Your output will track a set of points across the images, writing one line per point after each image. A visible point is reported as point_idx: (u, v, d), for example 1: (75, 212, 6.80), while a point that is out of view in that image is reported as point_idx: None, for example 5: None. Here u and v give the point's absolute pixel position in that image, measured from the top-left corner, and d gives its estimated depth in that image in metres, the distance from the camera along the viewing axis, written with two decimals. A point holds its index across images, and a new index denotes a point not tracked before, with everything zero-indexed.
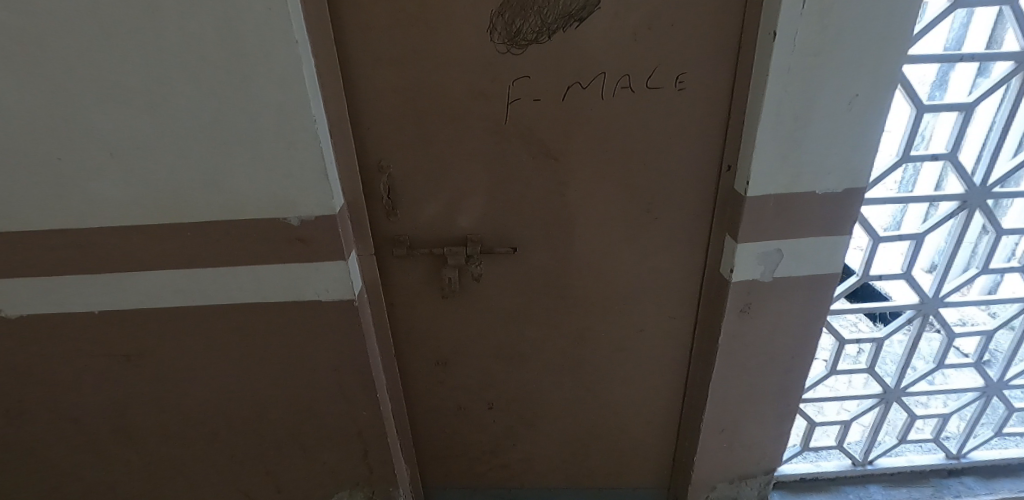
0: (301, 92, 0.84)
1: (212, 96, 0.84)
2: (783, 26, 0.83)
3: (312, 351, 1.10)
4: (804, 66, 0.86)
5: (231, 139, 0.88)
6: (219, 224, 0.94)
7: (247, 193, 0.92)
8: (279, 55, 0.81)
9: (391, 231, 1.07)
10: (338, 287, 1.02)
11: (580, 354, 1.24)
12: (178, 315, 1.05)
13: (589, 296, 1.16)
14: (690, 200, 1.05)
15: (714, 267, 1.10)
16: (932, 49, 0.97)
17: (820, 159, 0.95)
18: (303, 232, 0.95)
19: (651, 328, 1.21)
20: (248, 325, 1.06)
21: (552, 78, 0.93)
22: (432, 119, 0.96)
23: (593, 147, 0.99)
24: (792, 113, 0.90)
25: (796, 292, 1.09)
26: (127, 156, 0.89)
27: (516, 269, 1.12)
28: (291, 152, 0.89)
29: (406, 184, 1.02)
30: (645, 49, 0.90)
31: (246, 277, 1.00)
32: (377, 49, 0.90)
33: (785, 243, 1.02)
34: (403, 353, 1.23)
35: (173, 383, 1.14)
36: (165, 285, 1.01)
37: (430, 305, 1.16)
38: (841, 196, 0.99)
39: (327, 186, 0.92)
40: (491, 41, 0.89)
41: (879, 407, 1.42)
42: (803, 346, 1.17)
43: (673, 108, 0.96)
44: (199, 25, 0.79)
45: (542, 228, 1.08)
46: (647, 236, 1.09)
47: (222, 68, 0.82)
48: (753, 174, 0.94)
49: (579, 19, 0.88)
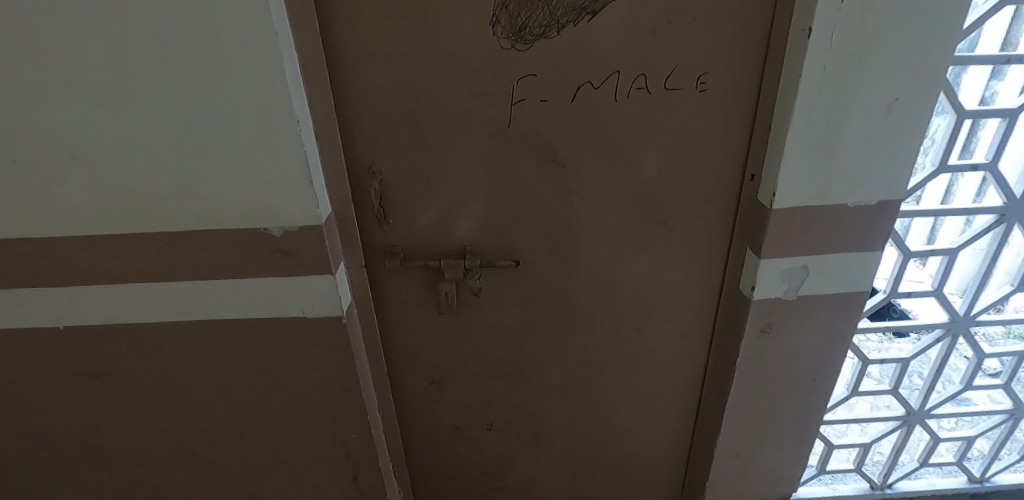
0: (283, 91, 0.76)
1: (185, 95, 0.76)
2: (821, 22, 0.74)
3: (296, 370, 1.02)
4: (841, 69, 0.78)
5: (204, 141, 0.79)
6: (195, 235, 0.86)
7: (224, 200, 0.83)
8: (259, 49, 0.72)
9: (383, 242, 0.98)
10: (326, 302, 0.93)
11: (587, 374, 1.15)
12: (152, 332, 0.96)
13: (596, 313, 1.08)
14: (709, 211, 0.97)
15: (732, 284, 1.02)
16: (965, 52, 0.89)
17: (852, 170, 0.86)
18: (286, 244, 0.87)
19: (664, 347, 1.12)
20: (227, 343, 0.98)
21: (560, 76, 0.84)
22: (428, 120, 0.87)
23: (604, 152, 0.91)
24: (825, 118, 0.82)
25: (819, 311, 1.01)
26: (91, 159, 0.80)
27: (520, 285, 1.03)
28: (272, 156, 0.80)
29: (400, 192, 0.94)
30: (664, 46, 0.82)
31: (226, 291, 0.92)
32: (366, 43, 0.81)
33: (811, 259, 0.94)
34: (396, 371, 1.14)
35: (147, 403, 1.05)
36: (138, 299, 0.92)
37: (424, 322, 1.07)
38: (875, 209, 0.91)
39: (313, 193, 0.83)
40: (494, 35, 0.80)
41: (901, 430, 1.34)
42: (827, 367, 1.08)
43: (691, 111, 0.87)
44: (169, 14, 0.70)
45: (547, 239, 0.99)
46: (661, 249, 1.00)
47: (196, 63, 0.73)
48: (779, 185, 0.86)
49: (591, 12, 0.79)
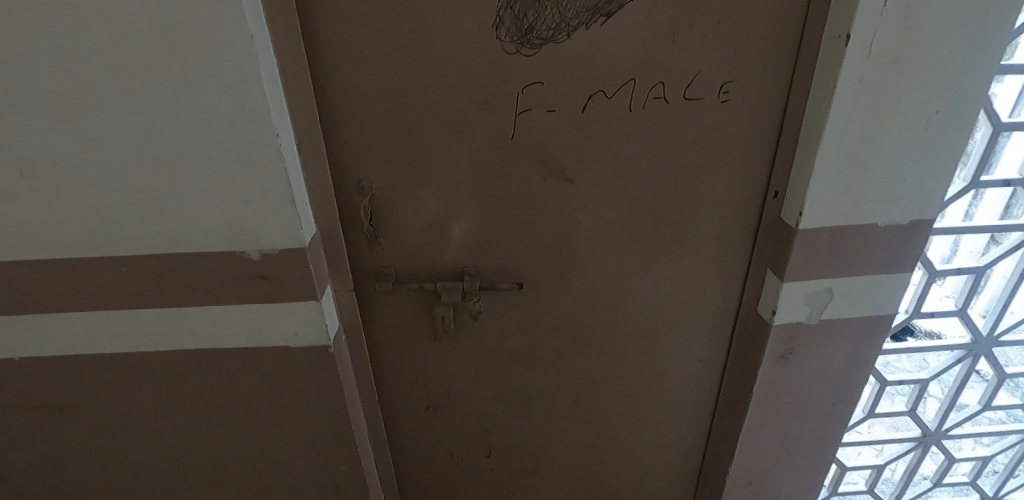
0: (260, 101, 0.67)
1: (148, 104, 0.67)
2: (860, 27, 0.67)
3: (279, 401, 0.93)
4: (879, 79, 0.71)
5: (171, 156, 0.70)
6: (164, 259, 0.77)
7: (196, 221, 0.75)
8: (231, 54, 0.64)
9: (373, 262, 0.90)
10: (311, 330, 0.85)
11: (593, 399, 1.08)
12: (118, 363, 0.87)
13: (604, 337, 1.00)
14: (727, 230, 0.89)
15: (750, 307, 0.95)
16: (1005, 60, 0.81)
17: (884, 189, 0.80)
18: (266, 268, 0.79)
19: (675, 372, 1.04)
20: (203, 374, 0.89)
21: (570, 84, 0.76)
22: (423, 132, 0.79)
23: (616, 167, 0.83)
24: (859, 133, 0.75)
25: (842, 335, 0.95)
26: (42, 177, 0.71)
27: (522, 308, 0.96)
28: (249, 173, 0.71)
29: (392, 210, 0.85)
30: (685, 52, 0.74)
31: (200, 319, 0.83)
32: (354, 46, 0.72)
33: (837, 282, 0.88)
34: (388, 399, 1.06)
35: (115, 438, 0.96)
36: (101, 327, 0.83)
37: (418, 347, 0.99)
38: (907, 229, 0.84)
39: (295, 214, 0.75)
40: (498, 38, 0.72)
41: (916, 452, 1.29)
42: (848, 394, 1.02)
43: (713, 123, 0.80)
44: (127, 13, 0.61)
45: (552, 260, 0.91)
46: (675, 270, 0.93)
47: (159, 69, 0.64)
48: (807, 204, 0.79)
49: (605, 14, 0.71)
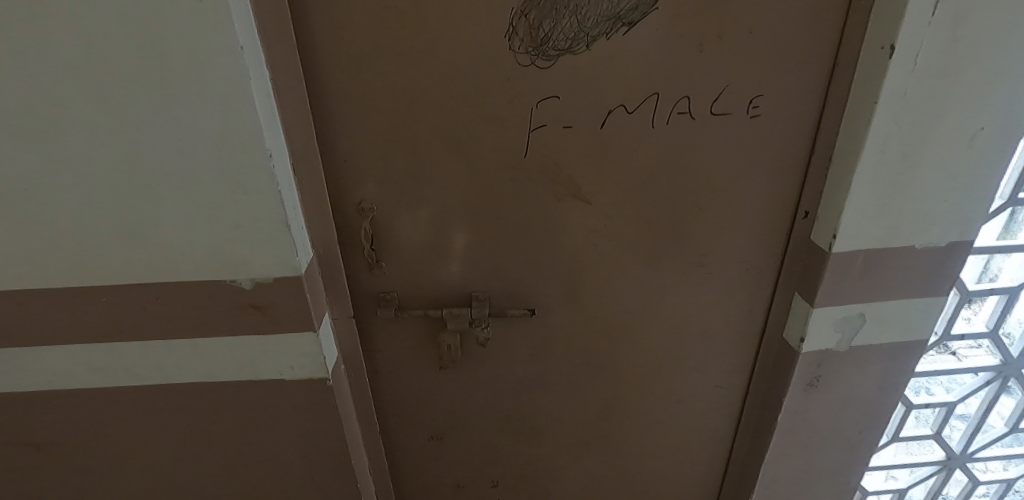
0: (250, 119, 0.61)
1: (127, 123, 0.60)
2: (906, 38, 0.61)
3: (273, 436, 0.87)
4: (922, 95, 0.65)
5: (153, 178, 0.64)
6: (147, 289, 0.71)
7: (182, 248, 0.69)
8: (218, 68, 0.57)
9: (374, 288, 0.84)
10: (307, 362, 0.79)
11: (606, 427, 1.02)
12: (99, 398, 0.81)
13: (619, 363, 0.94)
14: (752, 252, 0.84)
15: (775, 331, 0.89)
16: None
17: (923, 209, 0.74)
18: (258, 297, 0.72)
19: (694, 398, 0.99)
20: (190, 408, 0.83)
21: (588, 98, 0.70)
22: (429, 150, 0.73)
23: (635, 186, 0.77)
24: (900, 151, 0.69)
25: (872, 361, 0.89)
26: (11, 201, 0.64)
27: (533, 334, 0.90)
28: (239, 197, 0.65)
29: (394, 232, 0.79)
30: (713, 64, 0.68)
31: (187, 352, 0.77)
32: (353, 58, 0.66)
33: (869, 307, 0.82)
34: (390, 429, 1.00)
35: (97, 476, 0.89)
36: (79, 361, 0.77)
37: (422, 375, 0.93)
38: (946, 251, 0.79)
39: (290, 240, 0.69)
40: (510, 49, 0.66)
41: (940, 475, 1.23)
42: (876, 421, 0.96)
43: (740, 140, 0.74)
44: (102, 24, 0.55)
45: (565, 283, 0.85)
46: (696, 294, 0.87)
47: (139, 85, 0.58)
48: (842, 227, 0.74)
49: (628, 23, 0.65)
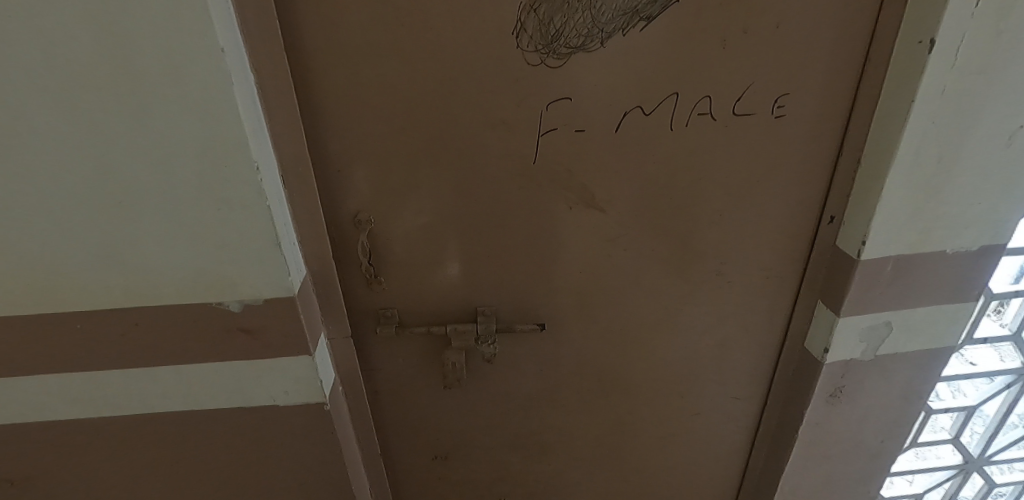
0: (235, 130, 0.55)
1: (96, 136, 0.54)
2: (947, 32, 0.57)
3: (268, 464, 0.81)
4: (961, 92, 0.61)
5: (128, 196, 0.58)
6: (127, 314, 0.65)
7: (163, 270, 0.63)
8: (197, 74, 0.51)
9: (373, 304, 0.79)
10: (303, 387, 0.73)
11: (618, 442, 0.97)
12: (78, 431, 0.75)
13: (632, 377, 0.90)
14: (774, 259, 0.79)
15: (796, 341, 0.85)
16: None
17: (957, 213, 0.70)
18: (248, 321, 0.67)
19: (710, 411, 0.94)
20: (178, 438, 0.77)
21: (602, 99, 0.65)
22: (431, 157, 0.67)
23: (651, 192, 0.72)
24: (936, 152, 0.65)
25: (897, 370, 0.85)
26: None
27: (542, 349, 0.85)
28: (224, 214, 0.59)
29: (394, 245, 0.74)
30: (736, 61, 0.63)
31: (172, 380, 0.71)
32: (347, 59, 0.60)
33: (897, 314, 0.78)
34: (391, 449, 0.94)
35: None
36: (55, 393, 0.71)
37: (425, 394, 0.88)
38: (978, 255, 0.74)
39: (282, 259, 0.63)
40: (518, 48, 0.61)
41: (956, 478, 1.20)
42: (898, 430, 0.93)
43: (763, 142, 0.69)
44: (63, 26, 0.48)
45: (576, 295, 0.80)
46: (714, 304, 0.83)
47: (109, 93, 0.52)
48: (872, 233, 0.69)
49: (646, 17, 0.60)
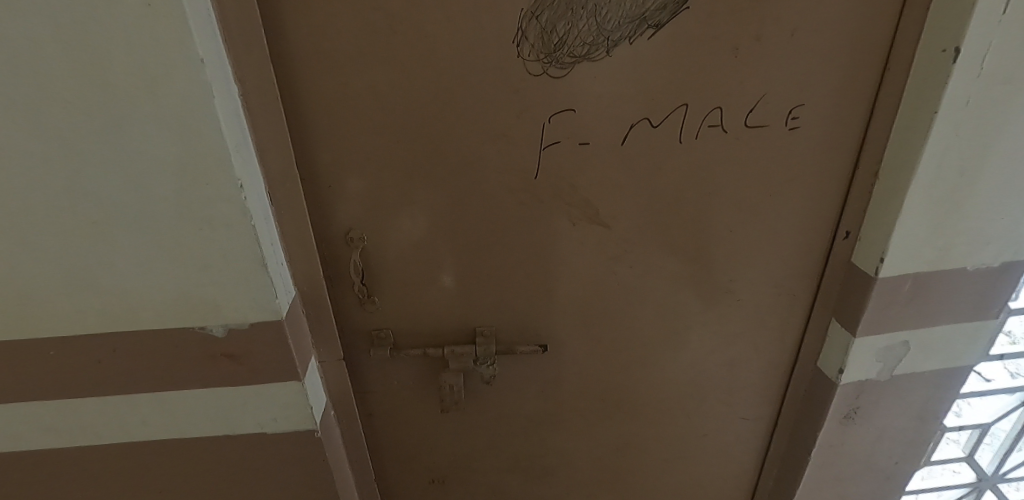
0: (216, 145, 0.51)
1: (65, 152, 0.50)
2: (973, 40, 0.54)
3: (255, 493, 0.77)
4: (985, 103, 0.58)
5: (102, 215, 0.54)
6: (104, 339, 0.61)
7: (140, 293, 0.59)
8: (174, 86, 0.48)
9: (366, 325, 0.75)
10: (292, 414, 0.69)
11: (623, 464, 0.93)
12: (52, 461, 0.70)
13: (637, 397, 0.86)
14: (785, 276, 0.76)
15: (808, 360, 0.82)
16: None
17: (979, 229, 0.67)
18: (233, 346, 0.63)
19: (718, 431, 0.91)
20: (160, 467, 0.73)
21: (608, 110, 0.61)
22: (426, 172, 0.64)
23: (658, 206, 0.69)
24: (958, 165, 0.61)
25: (914, 389, 0.82)
26: None
27: (544, 370, 0.81)
28: (205, 233, 0.56)
29: (388, 263, 0.70)
30: (749, 70, 0.60)
31: (153, 407, 0.67)
32: (337, 70, 0.57)
33: (915, 334, 0.75)
34: (386, 473, 0.90)
35: None
36: (27, 421, 0.67)
37: (421, 416, 0.84)
38: (999, 273, 0.71)
39: (268, 281, 0.59)
40: (519, 57, 0.57)
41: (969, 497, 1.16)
42: (914, 450, 0.89)
43: (776, 154, 0.66)
44: (28, 34, 0.45)
45: (580, 315, 0.77)
46: (723, 322, 0.79)
47: (78, 106, 0.48)
48: (891, 250, 0.66)
49: (654, 25, 0.57)
